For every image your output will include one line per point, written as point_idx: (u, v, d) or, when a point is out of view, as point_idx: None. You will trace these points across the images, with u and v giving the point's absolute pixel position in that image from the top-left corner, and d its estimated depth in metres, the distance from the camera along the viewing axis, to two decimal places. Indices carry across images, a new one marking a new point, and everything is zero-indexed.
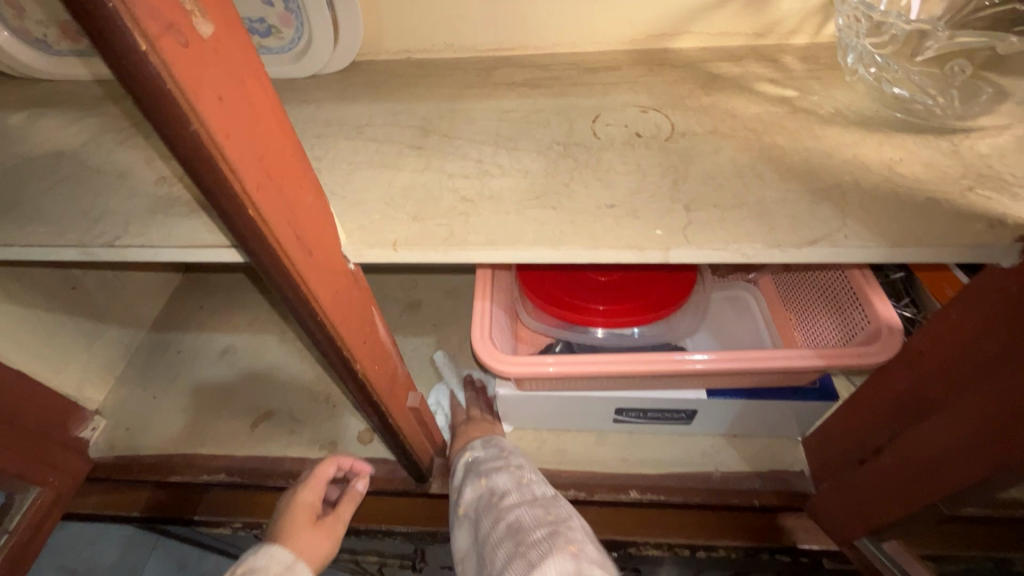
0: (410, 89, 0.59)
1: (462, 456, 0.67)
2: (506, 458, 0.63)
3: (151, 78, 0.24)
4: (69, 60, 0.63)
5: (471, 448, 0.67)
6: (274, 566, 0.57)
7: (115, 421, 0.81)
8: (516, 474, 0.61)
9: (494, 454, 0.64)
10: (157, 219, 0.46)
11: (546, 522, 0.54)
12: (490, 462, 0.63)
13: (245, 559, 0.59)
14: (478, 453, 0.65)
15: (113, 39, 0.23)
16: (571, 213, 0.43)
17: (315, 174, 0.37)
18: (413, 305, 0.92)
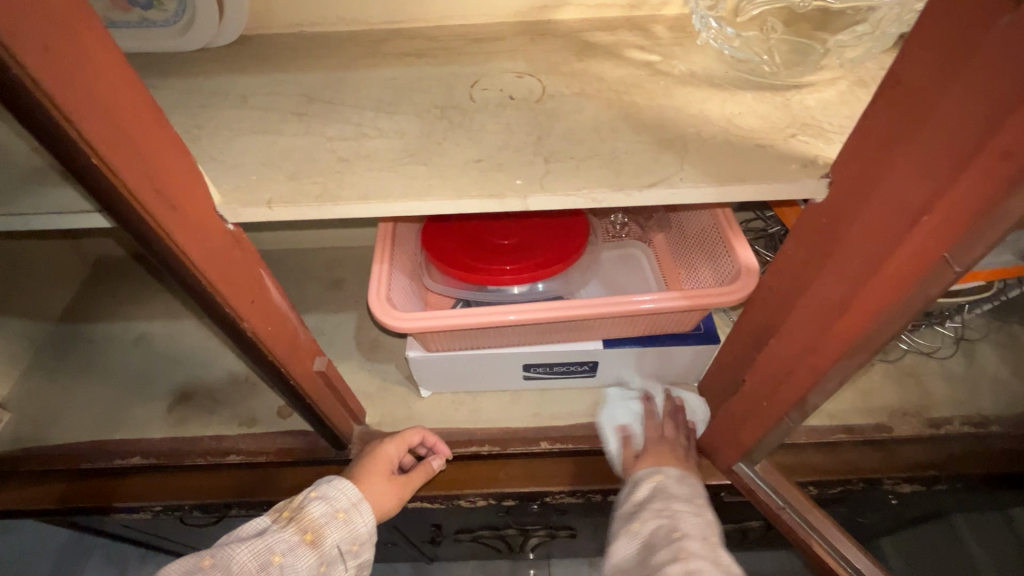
0: (299, 61, 0.60)
1: (656, 476, 0.64)
2: (696, 507, 0.60)
3: None
4: None
5: (664, 472, 0.64)
6: (344, 500, 0.58)
7: (22, 414, 0.78)
8: (699, 519, 0.58)
9: (685, 495, 0.62)
10: (30, 188, 0.46)
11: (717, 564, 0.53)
12: (682, 497, 0.61)
13: (320, 483, 0.60)
14: (676, 486, 0.63)
15: None
16: (441, 168, 0.46)
17: (172, 130, 0.38)
18: (335, 283, 0.93)
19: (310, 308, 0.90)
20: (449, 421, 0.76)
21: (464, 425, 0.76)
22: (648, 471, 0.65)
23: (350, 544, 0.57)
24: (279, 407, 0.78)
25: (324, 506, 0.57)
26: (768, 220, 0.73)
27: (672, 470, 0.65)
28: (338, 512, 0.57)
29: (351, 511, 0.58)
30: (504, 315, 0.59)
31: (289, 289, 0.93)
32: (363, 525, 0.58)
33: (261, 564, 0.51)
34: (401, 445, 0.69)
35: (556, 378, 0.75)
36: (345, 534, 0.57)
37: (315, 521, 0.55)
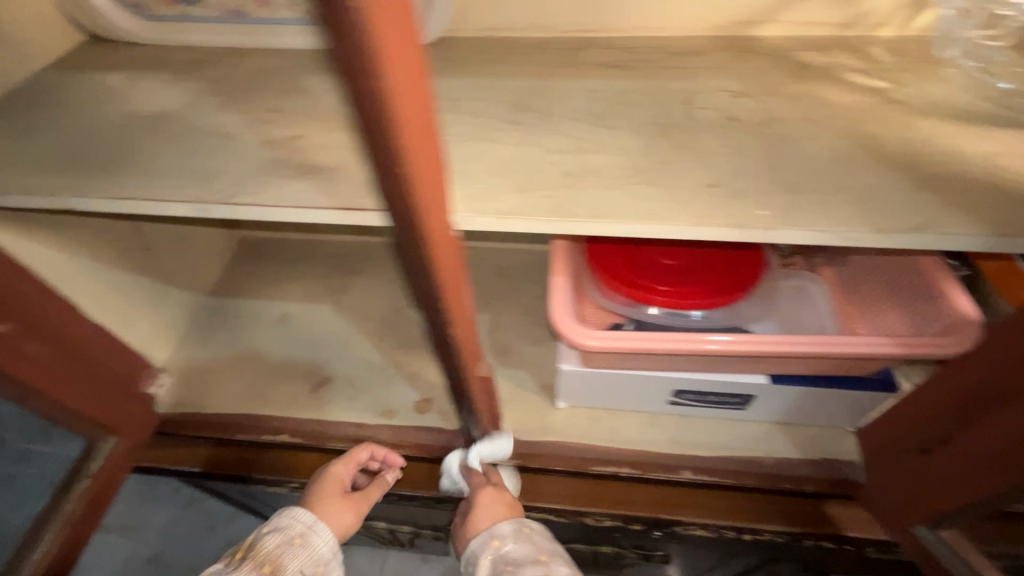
0: (498, 66, 0.60)
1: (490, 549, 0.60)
2: (546, 564, 0.58)
3: (364, 50, 0.24)
4: (166, 25, 0.66)
5: (501, 535, 0.61)
6: (297, 527, 0.61)
7: (180, 379, 0.83)
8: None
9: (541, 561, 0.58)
10: (270, 179, 0.48)
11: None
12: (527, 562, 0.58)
13: (270, 518, 0.63)
14: (517, 555, 0.59)
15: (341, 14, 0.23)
16: (674, 191, 0.44)
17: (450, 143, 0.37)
18: (465, 282, 0.94)
19: None
20: (586, 436, 0.75)
21: (600, 442, 0.75)
22: (479, 541, 0.61)
23: (313, 566, 0.59)
24: (416, 403, 0.79)
25: (278, 535, 0.60)
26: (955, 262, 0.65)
27: (513, 527, 0.62)
28: (293, 539, 0.60)
29: (307, 535, 0.61)
30: (588, 338, 0.57)
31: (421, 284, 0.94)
32: (323, 545, 0.61)
33: None
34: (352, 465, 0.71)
35: (703, 406, 0.73)
36: (307, 558, 0.59)
37: (270, 553, 0.58)
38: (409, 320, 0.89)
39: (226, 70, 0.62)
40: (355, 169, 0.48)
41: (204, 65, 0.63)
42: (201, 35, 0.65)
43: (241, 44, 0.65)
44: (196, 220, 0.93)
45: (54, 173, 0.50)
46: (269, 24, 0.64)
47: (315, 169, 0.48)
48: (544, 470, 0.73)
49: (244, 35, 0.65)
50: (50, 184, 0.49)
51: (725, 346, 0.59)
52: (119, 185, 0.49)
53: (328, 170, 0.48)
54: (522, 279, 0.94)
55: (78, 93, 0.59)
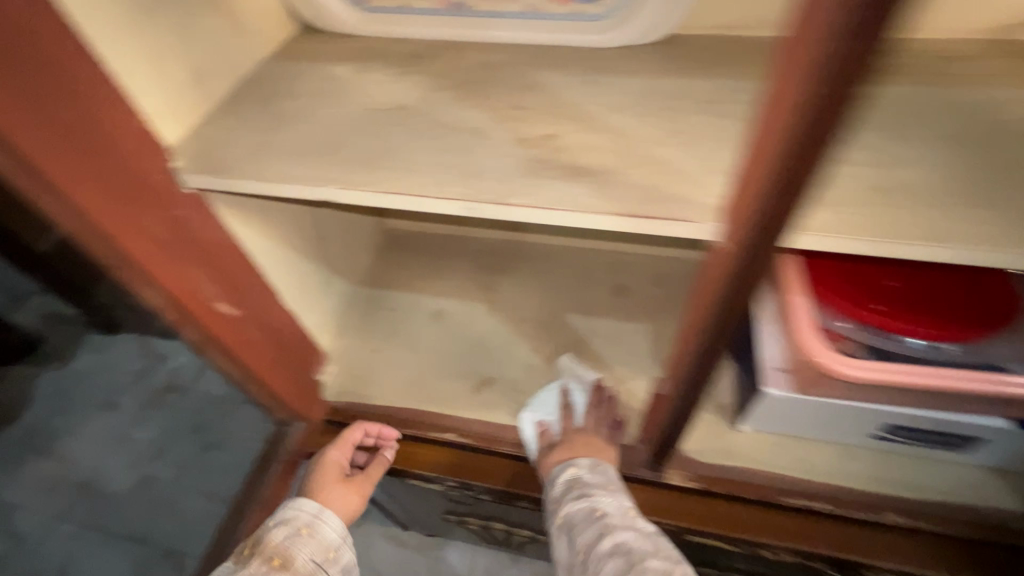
0: (741, 66, 0.55)
1: (567, 472, 0.62)
2: (615, 493, 0.59)
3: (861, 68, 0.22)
4: (379, 16, 0.65)
5: (579, 465, 0.62)
6: (303, 517, 0.60)
7: (344, 368, 0.84)
8: (632, 521, 0.55)
9: (619, 501, 0.58)
10: (539, 180, 0.46)
11: (659, 561, 0.51)
12: (601, 495, 0.58)
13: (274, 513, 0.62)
14: (592, 488, 0.60)
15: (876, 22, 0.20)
16: (1010, 217, 0.39)
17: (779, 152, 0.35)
18: (619, 289, 0.91)
19: (599, 311, 0.88)
20: (773, 461, 0.71)
21: (789, 472, 0.70)
22: (560, 467, 0.64)
23: (324, 553, 0.59)
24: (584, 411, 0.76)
25: (285, 527, 0.59)
26: None
27: (596, 466, 0.62)
28: (300, 530, 0.59)
29: (315, 524, 0.60)
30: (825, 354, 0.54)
31: (574, 289, 0.92)
32: (331, 532, 0.61)
33: None
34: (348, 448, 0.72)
35: (914, 444, 0.67)
36: (316, 546, 0.59)
37: (279, 547, 0.57)
38: (566, 324, 0.87)
39: (449, 64, 0.61)
40: (629, 172, 0.45)
41: (423, 59, 0.62)
42: (418, 28, 0.64)
43: (457, 37, 0.64)
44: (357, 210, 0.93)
45: (312, 164, 0.50)
46: (490, 17, 0.62)
47: (585, 171, 0.46)
48: (732, 498, 0.67)
49: (462, 28, 0.63)
50: (313, 176, 0.49)
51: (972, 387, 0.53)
52: (383, 180, 0.48)
53: (600, 173, 0.45)
54: (681, 290, 0.90)
55: (309, 85, 0.60)
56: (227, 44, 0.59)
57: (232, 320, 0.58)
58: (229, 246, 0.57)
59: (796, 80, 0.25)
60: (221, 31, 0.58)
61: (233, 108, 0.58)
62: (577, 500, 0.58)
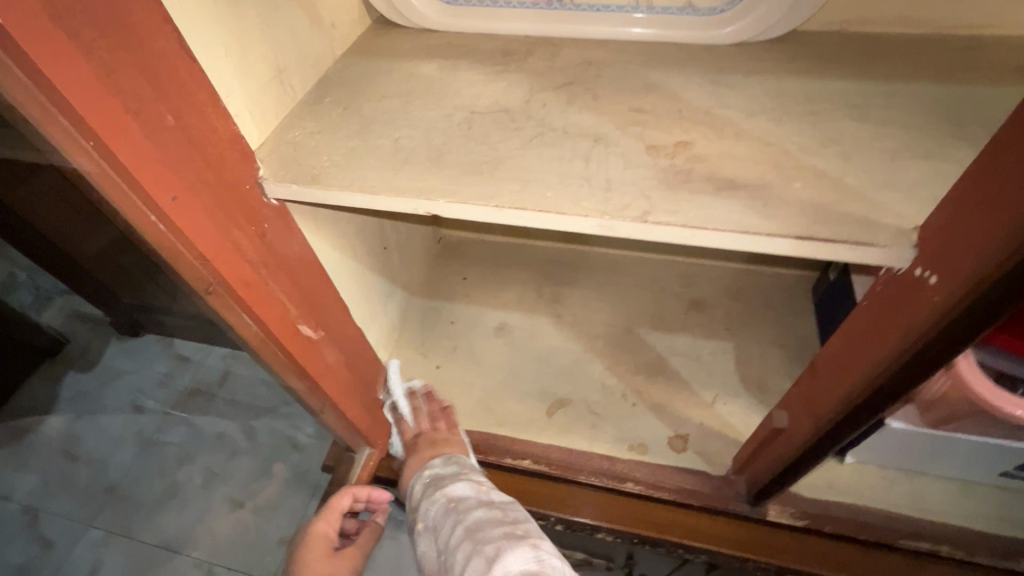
0: (885, 66, 0.49)
1: (430, 481, 0.59)
2: (468, 478, 0.58)
3: None
4: (465, 10, 0.60)
5: (433, 469, 0.61)
6: None
7: (406, 386, 0.79)
8: (485, 500, 0.53)
9: (474, 485, 0.56)
10: (683, 194, 0.40)
11: (510, 528, 0.47)
12: (455, 487, 0.56)
13: None
14: (433, 486, 0.58)
15: None
16: None
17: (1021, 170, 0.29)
18: (696, 304, 0.85)
19: (675, 328, 0.82)
20: (883, 498, 0.65)
21: (902, 510, 0.64)
22: (416, 474, 0.62)
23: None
24: (670, 439, 0.71)
25: None
26: None
27: (456, 468, 0.60)
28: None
29: None
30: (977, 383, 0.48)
31: (645, 303, 0.86)
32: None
33: None
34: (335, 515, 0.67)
35: None
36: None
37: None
38: (641, 341, 0.81)
39: (546, 62, 0.55)
40: (790, 187, 0.39)
41: (516, 56, 0.56)
42: (507, 22, 0.59)
43: (551, 33, 0.58)
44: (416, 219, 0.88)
45: (414, 172, 0.44)
46: (590, 11, 0.57)
47: (735, 185, 0.40)
48: (837, 537, 0.61)
49: (558, 23, 0.57)
50: (417, 186, 0.43)
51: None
52: (499, 191, 0.42)
53: (754, 187, 0.40)
54: (763, 306, 0.84)
55: (395, 84, 0.54)
56: (307, 38, 0.53)
57: (313, 342, 0.53)
58: (309, 259, 0.52)
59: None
60: (302, 23, 0.52)
61: (314, 109, 0.52)
62: (435, 496, 0.56)
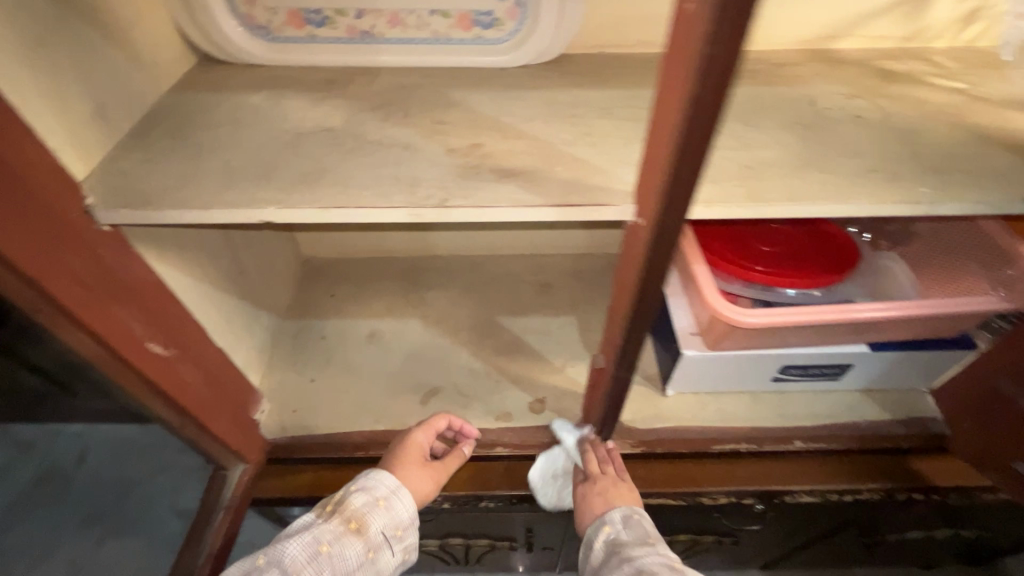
0: (626, 77, 0.65)
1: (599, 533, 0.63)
2: (653, 546, 0.60)
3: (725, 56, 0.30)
4: (287, 46, 0.67)
5: (614, 523, 0.63)
6: (382, 489, 0.63)
7: (281, 404, 0.81)
8: (654, 548, 0.59)
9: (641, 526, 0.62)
10: (475, 184, 0.50)
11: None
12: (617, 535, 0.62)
13: (356, 478, 0.65)
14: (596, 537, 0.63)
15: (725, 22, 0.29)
16: (840, 176, 0.51)
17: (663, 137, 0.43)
18: (545, 288, 0.98)
19: (528, 311, 0.95)
20: (698, 417, 0.80)
21: (712, 423, 0.80)
22: (597, 523, 0.64)
23: (394, 529, 0.61)
24: (531, 403, 0.81)
25: (365, 494, 0.62)
26: None
27: (616, 512, 0.64)
28: (378, 501, 0.62)
29: (391, 499, 0.62)
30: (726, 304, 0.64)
31: (502, 293, 0.97)
32: (404, 511, 0.63)
33: (310, 555, 0.56)
34: (430, 433, 0.73)
35: (804, 380, 0.80)
36: (389, 521, 0.61)
37: (357, 511, 0.60)
38: (500, 327, 0.92)
39: (366, 87, 0.64)
40: (552, 170, 0.52)
41: (338, 84, 0.65)
42: (328, 55, 0.67)
43: (369, 63, 0.67)
44: (269, 230, 0.90)
45: (244, 188, 0.50)
46: (398, 43, 0.67)
47: (513, 173, 0.51)
48: (665, 457, 0.76)
49: (373, 55, 0.67)
50: (248, 198, 0.49)
51: (837, 319, 0.65)
52: (325, 196, 0.49)
53: (526, 173, 0.51)
54: (598, 282, 0.99)
55: (224, 114, 0.59)
56: (128, 76, 0.57)
57: (167, 359, 0.55)
58: (151, 281, 0.55)
59: (689, 77, 0.33)
60: (121, 64, 0.56)
61: (141, 141, 0.56)
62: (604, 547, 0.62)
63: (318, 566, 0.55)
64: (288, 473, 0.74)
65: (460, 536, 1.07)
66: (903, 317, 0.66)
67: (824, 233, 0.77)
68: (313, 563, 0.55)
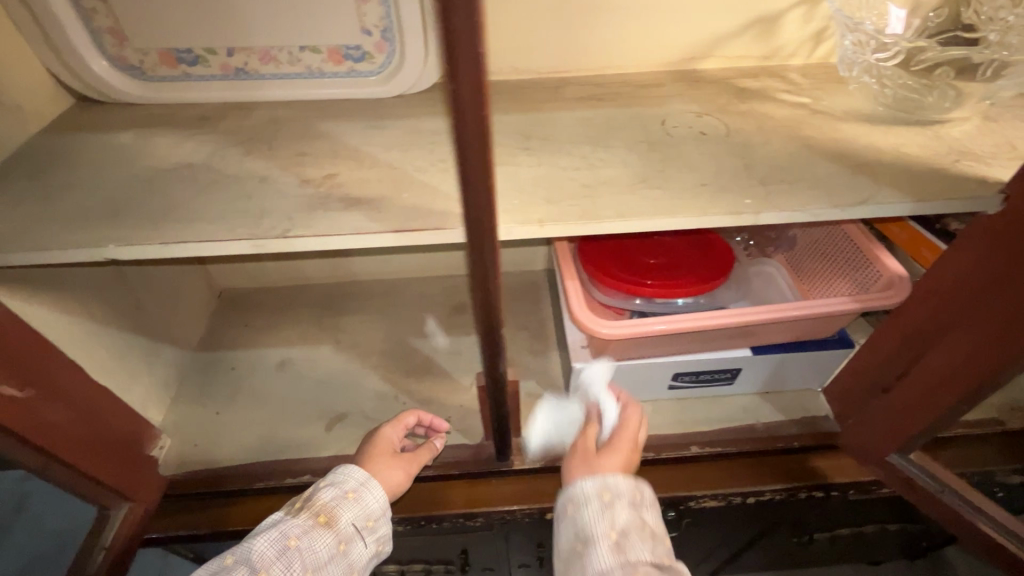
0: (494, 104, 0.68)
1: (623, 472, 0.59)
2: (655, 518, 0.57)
3: (476, 89, 0.33)
4: (164, 84, 0.68)
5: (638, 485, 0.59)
6: (352, 482, 0.62)
7: (183, 438, 0.80)
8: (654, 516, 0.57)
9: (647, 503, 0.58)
10: (320, 213, 0.52)
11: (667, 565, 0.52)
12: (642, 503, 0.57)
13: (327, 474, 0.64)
14: (623, 503, 0.55)
15: (457, 56, 0.31)
16: (674, 191, 0.53)
17: None
18: (459, 308, 1.00)
19: (441, 332, 0.96)
20: None
21: None
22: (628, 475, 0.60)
23: (364, 520, 0.60)
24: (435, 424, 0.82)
25: (334, 488, 0.61)
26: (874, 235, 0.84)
27: (648, 490, 0.57)
28: (346, 493, 0.61)
29: (360, 490, 0.61)
30: (601, 326, 0.66)
31: (417, 316, 0.99)
32: (374, 501, 0.62)
33: (280, 550, 0.54)
34: (400, 429, 0.72)
35: (699, 386, 0.82)
36: (358, 512, 0.60)
37: (327, 504, 0.59)
38: (411, 349, 0.93)
39: (238, 123, 0.66)
40: (399, 197, 0.53)
41: (211, 121, 0.66)
42: (203, 92, 0.68)
43: (246, 98, 0.69)
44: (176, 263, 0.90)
45: (89, 228, 0.51)
46: (273, 78, 0.69)
47: (360, 202, 0.53)
48: None
49: (249, 90, 0.69)
50: (90, 238, 0.50)
51: (707, 324, 0.68)
52: (169, 230, 0.50)
53: (372, 201, 0.53)
54: (509, 300, 1.02)
55: (88, 154, 0.60)
56: None
57: (24, 402, 0.55)
58: (13, 325, 0.55)
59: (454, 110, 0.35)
60: None
61: None
62: (627, 520, 0.54)
63: (288, 562, 0.54)
64: (190, 506, 0.74)
65: (391, 564, 1.05)
66: (773, 320, 0.69)
67: (706, 243, 0.80)
68: (283, 559, 0.54)
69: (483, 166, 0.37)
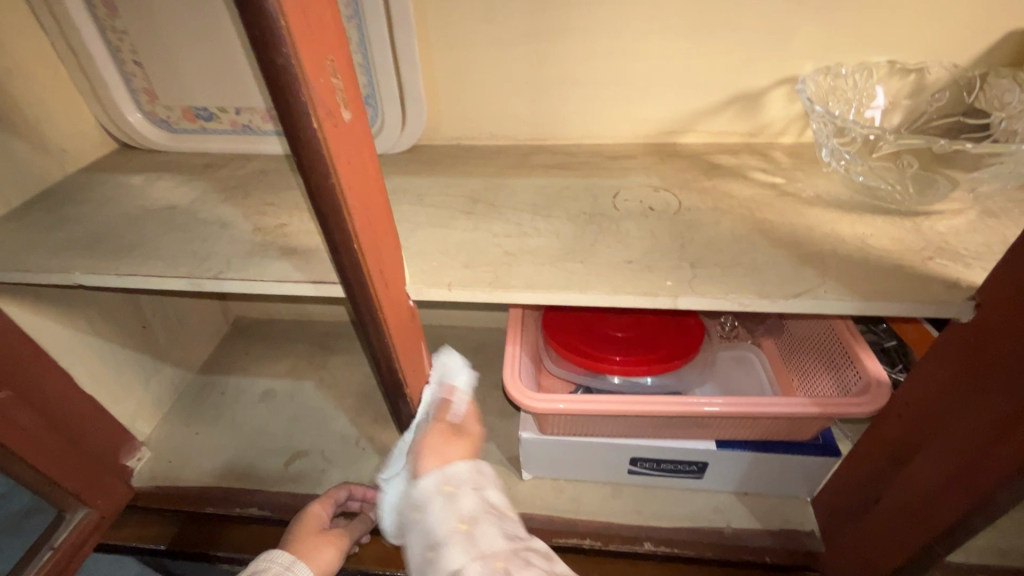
0: (458, 168, 0.71)
1: (468, 469, 0.48)
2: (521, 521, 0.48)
3: (320, 161, 0.34)
4: (184, 136, 0.79)
5: (486, 477, 0.49)
6: (274, 569, 0.57)
7: (159, 453, 0.86)
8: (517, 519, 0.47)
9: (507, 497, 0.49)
10: (256, 259, 0.56)
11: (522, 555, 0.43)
12: (496, 501, 0.47)
13: (248, 565, 0.58)
14: (467, 489, 0.46)
15: (294, 132, 0.33)
16: (594, 267, 0.52)
17: (393, 223, 0.46)
18: None
19: None
20: (549, 506, 0.76)
21: (563, 514, 0.76)
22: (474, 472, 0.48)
23: None
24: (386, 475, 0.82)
25: None
26: (882, 333, 0.75)
27: (491, 469, 0.50)
28: None
29: None
30: (555, 402, 0.63)
31: None
32: None
33: None
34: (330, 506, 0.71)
35: (662, 475, 0.75)
36: None
37: None
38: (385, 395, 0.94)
39: (232, 172, 0.73)
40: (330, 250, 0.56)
41: (211, 169, 0.74)
42: (214, 144, 0.78)
43: (249, 151, 0.78)
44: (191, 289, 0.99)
45: (68, 256, 0.58)
46: (272, 135, 0.77)
47: (294, 252, 0.57)
48: None
49: (251, 144, 0.77)
50: (64, 265, 0.57)
51: (653, 410, 0.63)
52: (125, 265, 0.56)
53: (305, 252, 0.56)
54: (493, 358, 1.01)
55: (102, 192, 0.70)
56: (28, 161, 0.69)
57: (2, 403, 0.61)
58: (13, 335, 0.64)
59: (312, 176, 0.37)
60: (23, 149, 0.69)
61: (23, 214, 0.67)
62: (470, 505, 0.45)
63: None
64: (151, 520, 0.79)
65: None
66: (729, 414, 0.63)
67: (681, 321, 0.75)
68: None
69: (341, 230, 0.38)
